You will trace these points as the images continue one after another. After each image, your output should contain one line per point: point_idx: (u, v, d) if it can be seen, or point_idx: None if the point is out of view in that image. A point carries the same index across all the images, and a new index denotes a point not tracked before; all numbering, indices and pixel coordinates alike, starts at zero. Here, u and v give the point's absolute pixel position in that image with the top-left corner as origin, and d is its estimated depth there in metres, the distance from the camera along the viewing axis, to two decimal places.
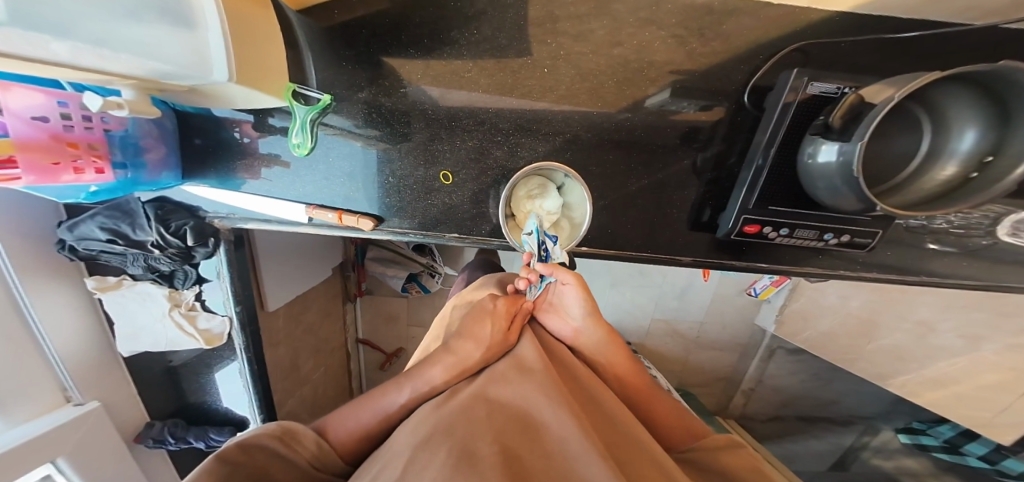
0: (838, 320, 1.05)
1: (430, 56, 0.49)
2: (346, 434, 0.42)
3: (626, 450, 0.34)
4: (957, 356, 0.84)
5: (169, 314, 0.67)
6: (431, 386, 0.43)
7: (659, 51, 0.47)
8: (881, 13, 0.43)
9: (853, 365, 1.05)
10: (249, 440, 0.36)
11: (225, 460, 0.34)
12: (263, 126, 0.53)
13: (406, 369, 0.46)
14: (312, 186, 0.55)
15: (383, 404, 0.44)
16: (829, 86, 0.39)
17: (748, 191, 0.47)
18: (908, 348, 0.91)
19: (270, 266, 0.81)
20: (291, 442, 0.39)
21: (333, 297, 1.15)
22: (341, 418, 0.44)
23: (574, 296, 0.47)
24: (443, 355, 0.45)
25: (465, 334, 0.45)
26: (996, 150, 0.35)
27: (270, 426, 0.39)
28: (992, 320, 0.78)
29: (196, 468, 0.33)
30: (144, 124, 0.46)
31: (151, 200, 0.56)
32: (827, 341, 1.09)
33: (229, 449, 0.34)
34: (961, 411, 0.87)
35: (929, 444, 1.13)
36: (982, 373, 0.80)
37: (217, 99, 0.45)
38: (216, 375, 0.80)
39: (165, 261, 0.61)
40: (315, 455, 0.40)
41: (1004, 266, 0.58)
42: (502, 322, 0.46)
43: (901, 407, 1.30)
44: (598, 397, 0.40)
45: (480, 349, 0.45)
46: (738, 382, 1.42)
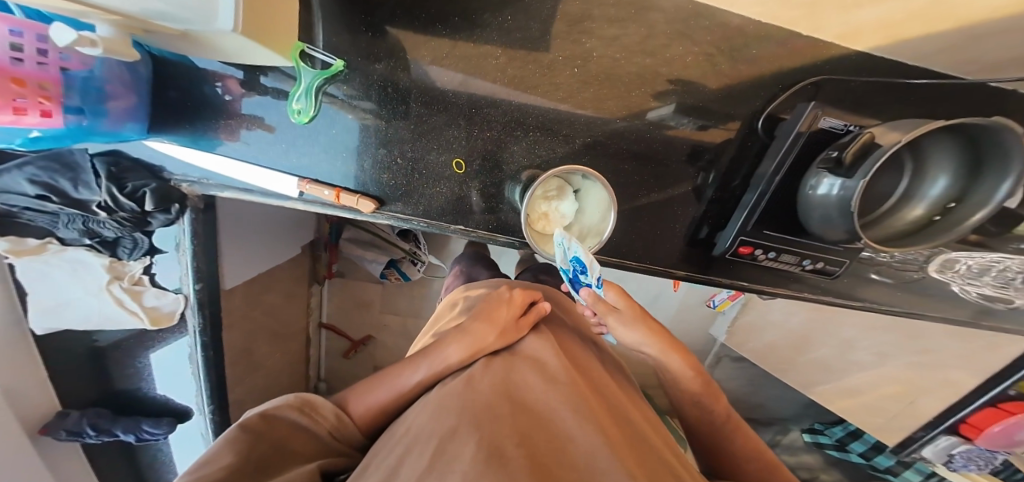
0: (780, 334, 1.13)
1: (459, 35, 0.46)
2: (364, 409, 0.46)
3: (650, 453, 0.35)
4: (867, 370, 1.01)
5: (107, 288, 0.58)
6: (445, 364, 0.45)
7: (688, 67, 0.48)
8: (888, 61, 0.46)
9: (788, 374, 1.18)
10: (270, 412, 0.40)
11: (248, 429, 0.37)
12: (253, 85, 0.47)
13: (422, 349, 0.49)
14: (309, 158, 0.50)
15: (399, 380, 0.46)
16: (837, 123, 0.43)
17: (748, 214, 0.51)
18: (831, 361, 1.06)
19: (234, 241, 0.72)
20: (310, 413, 0.42)
21: (299, 279, 1.06)
22: (357, 396, 0.47)
23: (634, 335, 0.49)
24: (458, 335, 0.47)
25: (482, 317, 0.49)
26: (960, 198, 0.41)
27: (290, 399, 0.43)
28: (898, 341, 0.94)
29: (223, 435, 0.37)
30: (112, 65, 0.38)
31: (101, 153, 0.47)
32: (768, 353, 1.18)
33: (252, 420, 0.39)
34: (861, 416, 1.08)
35: (823, 442, 1.37)
36: (885, 385, 0.99)
37: (210, 50, 0.39)
38: (152, 355, 0.69)
39: (111, 227, 0.51)
40: (335, 425, 0.43)
41: (932, 299, 0.68)
42: (515, 309, 0.51)
43: (810, 409, 1.52)
44: (617, 403, 0.42)
45: (495, 333, 0.47)
46: None
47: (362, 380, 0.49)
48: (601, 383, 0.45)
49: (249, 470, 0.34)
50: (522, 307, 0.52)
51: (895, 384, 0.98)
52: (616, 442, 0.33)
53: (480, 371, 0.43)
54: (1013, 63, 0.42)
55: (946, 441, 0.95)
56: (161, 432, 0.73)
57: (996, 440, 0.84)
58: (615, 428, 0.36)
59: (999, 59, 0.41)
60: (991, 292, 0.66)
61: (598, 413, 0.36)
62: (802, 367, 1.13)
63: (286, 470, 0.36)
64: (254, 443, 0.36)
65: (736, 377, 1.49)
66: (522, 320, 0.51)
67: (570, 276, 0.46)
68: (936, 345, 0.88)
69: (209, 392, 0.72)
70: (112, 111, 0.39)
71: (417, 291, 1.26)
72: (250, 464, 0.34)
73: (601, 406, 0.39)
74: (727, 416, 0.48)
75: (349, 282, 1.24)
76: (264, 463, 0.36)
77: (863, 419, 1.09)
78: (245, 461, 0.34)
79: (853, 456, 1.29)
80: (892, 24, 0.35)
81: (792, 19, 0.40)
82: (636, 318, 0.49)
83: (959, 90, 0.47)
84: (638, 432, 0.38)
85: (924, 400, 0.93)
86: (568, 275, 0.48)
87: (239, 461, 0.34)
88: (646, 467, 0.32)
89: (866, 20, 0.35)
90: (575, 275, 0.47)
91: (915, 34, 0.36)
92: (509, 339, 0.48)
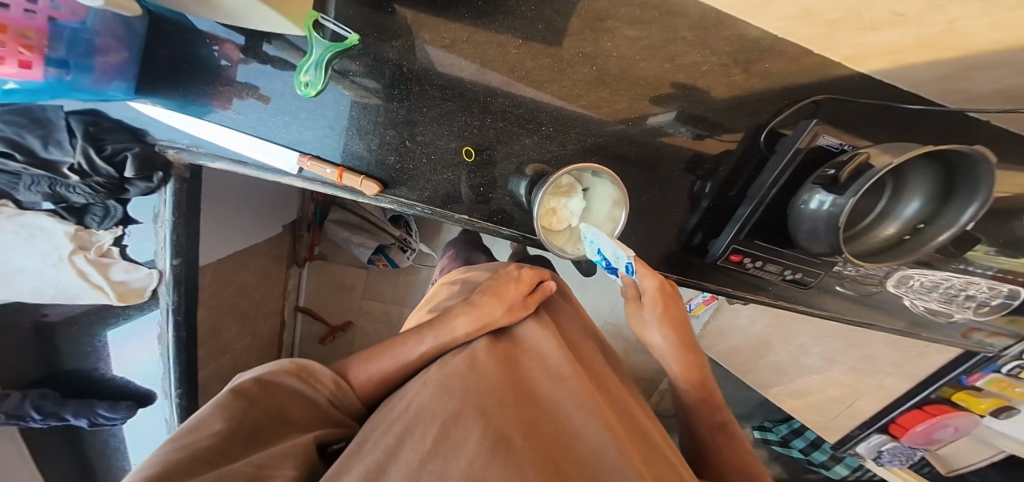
0: (745, 338, 1.21)
1: (480, 20, 0.46)
2: (365, 377, 0.45)
3: (652, 450, 0.37)
4: (817, 373, 1.10)
5: (69, 259, 0.52)
6: (450, 336, 0.46)
7: (703, 75, 0.50)
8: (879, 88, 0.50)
9: (749, 375, 1.27)
10: (267, 378, 0.38)
11: (242, 395, 0.35)
12: (255, 51, 0.44)
13: (427, 322, 0.49)
14: (310, 132, 0.47)
15: (403, 350, 0.46)
16: (834, 142, 0.46)
17: (740, 227, 0.54)
18: (787, 365, 1.15)
19: (210, 215, 0.67)
20: (309, 380, 0.41)
21: (277, 259, 1.01)
22: (358, 365, 0.46)
23: (663, 338, 0.52)
24: (467, 308, 0.48)
25: (491, 292, 0.50)
26: (929, 220, 0.45)
27: (286, 364, 0.40)
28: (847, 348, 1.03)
29: (215, 398, 0.34)
30: (101, 16, 0.34)
31: (79, 112, 0.42)
32: (734, 355, 1.26)
33: (246, 385, 0.36)
34: (810, 415, 1.18)
35: (770, 438, 1.47)
36: (830, 388, 1.09)
37: (212, 9, 0.36)
38: (109, 335, 0.62)
39: (83, 193, 0.47)
40: (334, 393, 0.42)
41: (888, 313, 0.73)
42: (524, 287, 0.52)
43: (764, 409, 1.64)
44: (620, 400, 0.43)
45: (501, 308, 0.48)
46: None
47: (363, 349, 0.48)
48: (603, 378, 0.46)
49: (242, 438, 0.32)
50: (530, 285, 0.54)
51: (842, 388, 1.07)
52: (621, 438, 0.34)
53: (485, 349, 0.43)
54: (984, 100, 0.47)
55: (877, 439, 1.06)
56: (118, 417, 0.67)
57: (917, 437, 0.97)
58: (616, 422, 0.37)
59: (981, 92, 0.45)
60: (936, 306, 0.72)
61: (603, 408, 0.37)
62: (762, 368, 1.21)
63: (279, 438, 0.34)
64: (247, 408, 0.34)
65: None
66: (529, 299, 0.52)
67: (603, 265, 0.49)
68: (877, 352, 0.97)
69: (177, 376, 0.67)
70: (99, 66, 0.36)
71: (403, 278, 1.24)
72: (243, 430, 0.32)
73: (604, 401, 0.40)
74: (719, 424, 0.49)
75: (329, 265, 1.21)
76: (257, 430, 0.33)
77: (811, 418, 1.18)
78: (236, 428, 0.32)
79: (795, 451, 1.41)
80: (900, 49, 0.37)
81: (808, 36, 0.43)
82: (650, 311, 0.51)
83: (933, 123, 0.52)
84: (641, 429, 0.40)
85: (862, 401, 1.04)
86: (602, 264, 0.50)
87: (231, 428, 0.31)
88: (648, 464, 0.34)
89: (876, 44, 0.38)
90: (610, 263, 0.48)
91: (918, 61, 0.39)
92: (514, 317, 0.49)
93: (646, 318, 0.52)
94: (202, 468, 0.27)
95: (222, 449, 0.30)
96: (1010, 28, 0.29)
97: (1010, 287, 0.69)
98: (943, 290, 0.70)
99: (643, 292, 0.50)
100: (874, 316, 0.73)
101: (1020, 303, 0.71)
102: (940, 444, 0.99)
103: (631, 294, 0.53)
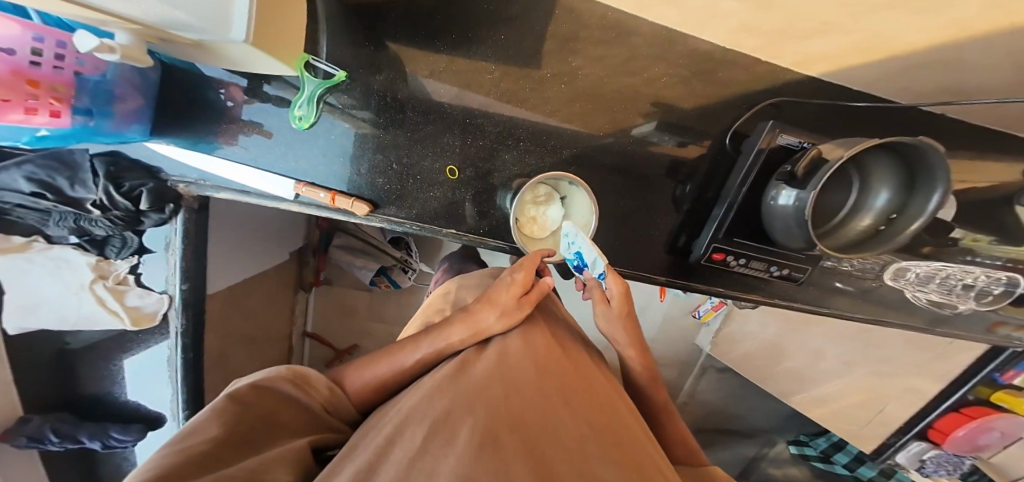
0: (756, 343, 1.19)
1: (455, 51, 0.50)
2: (360, 385, 0.47)
3: (639, 450, 0.37)
4: (837, 378, 1.06)
5: (90, 287, 0.56)
6: (446, 342, 0.48)
7: (664, 86, 0.54)
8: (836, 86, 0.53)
9: (766, 383, 1.23)
10: (262, 383, 0.40)
11: (237, 400, 0.36)
12: (256, 92, 0.49)
13: (424, 329, 0.51)
14: (305, 161, 0.52)
15: (400, 358, 0.48)
16: (793, 140, 0.48)
17: (717, 226, 0.56)
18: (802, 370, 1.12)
19: (219, 245, 0.71)
20: (302, 386, 0.42)
21: (285, 284, 1.06)
22: (355, 372, 0.48)
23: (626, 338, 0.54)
24: (462, 315, 0.49)
25: (484, 298, 0.50)
26: (901, 209, 0.46)
27: (283, 371, 0.42)
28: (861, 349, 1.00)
29: (211, 404, 0.36)
30: (123, 70, 0.40)
31: (102, 154, 0.48)
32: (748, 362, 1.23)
33: (242, 391, 0.38)
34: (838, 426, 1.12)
35: (809, 454, 1.36)
36: (853, 393, 1.04)
37: (215, 57, 0.41)
38: (126, 360, 0.65)
39: (103, 226, 0.51)
40: (328, 398, 0.44)
41: (892, 308, 0.71)
42: (518, 290, 0.49)
43: (794, 421, 1.56)
44: (611, 402, 0.44)
45: (495, 314, 0.48)
46: (674, 395, 1.55)
47: (360, 358, 0.50)
48: (593, 380, 0.46)
49: (235, 444, 0.33)
50: (525, 288, 0.50)
51: (865, 392, 1.02)
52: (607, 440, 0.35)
53: (475, 356, 0.45)
54: (930, 97, 0.49)
55: (917, 447, 0.99)
56: (129, 439, 0.69)
57: (961, 444, 0.90)
58: (604, 426, 0.38)
59: (929, 89, 0.47)
60: (937, 298, 0.71)
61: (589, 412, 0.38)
62: (779, 375, 1.17)
63: (271, 445, 0.35)
64: (243, 413, 0.36)
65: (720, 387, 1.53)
66: (523, 299, 0.51)
67: (575, 262, 0.52)
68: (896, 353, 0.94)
69: (184, 398, 0.67)
70: (119, 112, 0.41)
71: (408, 299, 1.27)
72: (237, 435, 0.33)
73: (593, 406, 0.41)
74: (662, 405, 0.57)
75: (336, 289, 1.26)
76: (250, 435, 0.34)
77: (839, 426, 1.12)
78: (232, 433, 0.33)
79: (838, 467, 1.29)
80: (836, 54, 0.40)
81: (754, 47, 0.46)
82: (620, 316, 0.52)
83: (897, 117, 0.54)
84: (630, 430, 0.40)
85: (890, 406, 0.99)
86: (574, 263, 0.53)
87: (226, 433, 0.32)
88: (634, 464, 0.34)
89: (814, 51, 0.41)
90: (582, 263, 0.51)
91: (857, 64, 0.42)
92: (506, 323, 0.49)
93: (613, 326, 0.54)
94: (196, 471, 0.28)
95: (219, 453, 0.31)
96: (921, 31, 0.31)
97: (1007, 275, 0.68)
98: (941, 280, 0.68)
99: (611, 294, 0.51)
100: (882, 312, 0.71)
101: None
102: (990, 451, 0.93)
103: (600, 297, 0.53)
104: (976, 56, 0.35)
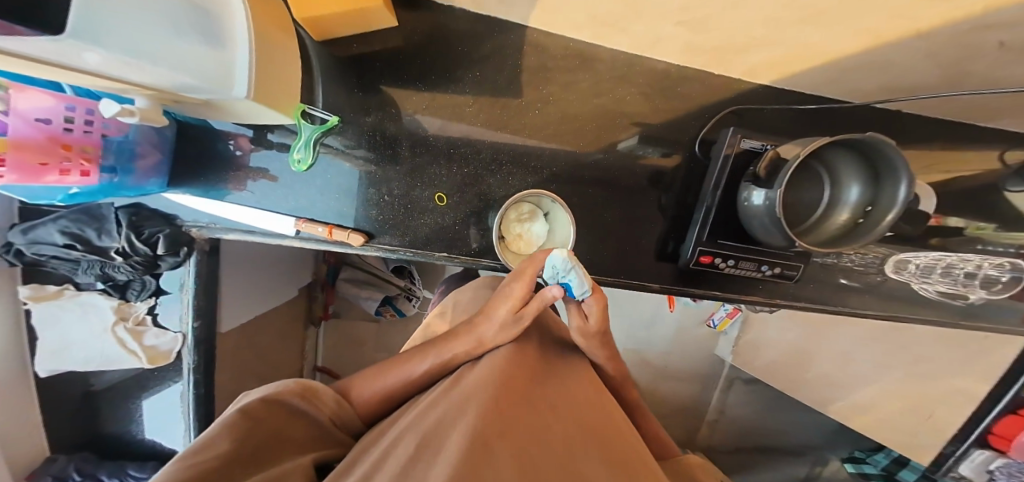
0: (782, 352, 1.15)
1: (436, 90, 0.56)
2: (368, 395, 0.48)
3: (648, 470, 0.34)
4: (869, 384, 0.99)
5: (112, 329, 0.60)
6: (453, 353, 0.48)
7: (631, 104, 0.58)
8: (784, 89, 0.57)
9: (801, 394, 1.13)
10: (271, 397, 0.40)
11: (249, 415, 0.37)
12: (260, 141, 0.54)
13: (432, 340, 0.52)
14: (305, 199, 0.56)
15: (408, 368, 0.49)
16: (755, 143, 0.51)
17: (701, 229, 0.57)
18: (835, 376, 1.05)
19: (231, 284, 0.75)
20: (311, 399, 0.43)
21: (295, 320, 1.09)
22: (361, 384, 0.49)
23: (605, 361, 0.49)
24: (467, 328, 0.49)
25: (485, 310, 0.49)
26: (873, 202, 0.47)
27: (290, 385, 0.43)
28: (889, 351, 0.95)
29: (221, 418, 0.37)
30: (143, 131, 0.45)
31: (125, 206, 0.54)
32: (777, 371, 1.17)
33: (253, 404, 0.38)
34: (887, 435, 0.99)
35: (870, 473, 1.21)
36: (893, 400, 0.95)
37: (223, 113, 0.46)
38: (145, 400, 0.67)
39: (125, 271, 0.56)
40: (335, 411, 0.45)
41: (908, 303, 0.69)
42: (515, 302, 0.46)
43: (843, 437, 1.43)
44: (614, 419, 0.40)
45: (493, 327, 0.47)
46: (702, 413, 1.48)
47: (371, 368, 0.52)
48: (595, 395, 0.43)
49: (244, 461, 0.33)
50: (523, 299, 0.46)
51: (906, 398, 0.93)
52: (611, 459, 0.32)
53: (472, 369, 0.44)
54: (879, 93, 0.52)
55: (981, 456, 0.85)
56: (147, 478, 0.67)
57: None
58: (608, 443, 0.34)
59: (869, 89, 0.50)
60: (945, 289, 0.68)
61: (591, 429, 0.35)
62: (812, 383, 1.09)
63: (279, 461, 0.35)
64: (251, 430, 0.36)
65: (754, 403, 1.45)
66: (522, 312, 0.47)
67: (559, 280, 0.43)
68: (930, 352, 0.88)
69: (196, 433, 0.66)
70: (139, 168, 0.46)
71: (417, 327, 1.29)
72: (246, 448, 0.34)
73: (595, 422, 0.37)
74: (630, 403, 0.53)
75: (348, 322, 1.28)
76: (259, 452, 0.35)
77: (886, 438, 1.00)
78: (239, 450, 0.34)
79: None
80: (777, 63, 0.43)
81: (705, 62, 0.50)
82: (597, 338, 0.47)
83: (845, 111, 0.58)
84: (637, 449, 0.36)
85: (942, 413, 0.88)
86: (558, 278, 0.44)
87: (234, 449, 0.33)
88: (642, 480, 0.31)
89: (757, 61, 0.44)
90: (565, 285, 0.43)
91: (800, 69, 0.45)
92: (504, 337, 0.47)
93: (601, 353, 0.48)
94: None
95: (225, 467, 0.31)
96: (838, 37, 0.34)
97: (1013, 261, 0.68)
98: (945, 271, 0.66)
99: (592, 316, 0.44)
100: (894, 307, 0.69)
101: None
102: None
103: (579, 325, 0.46)
104: (901, 58, 0.37)
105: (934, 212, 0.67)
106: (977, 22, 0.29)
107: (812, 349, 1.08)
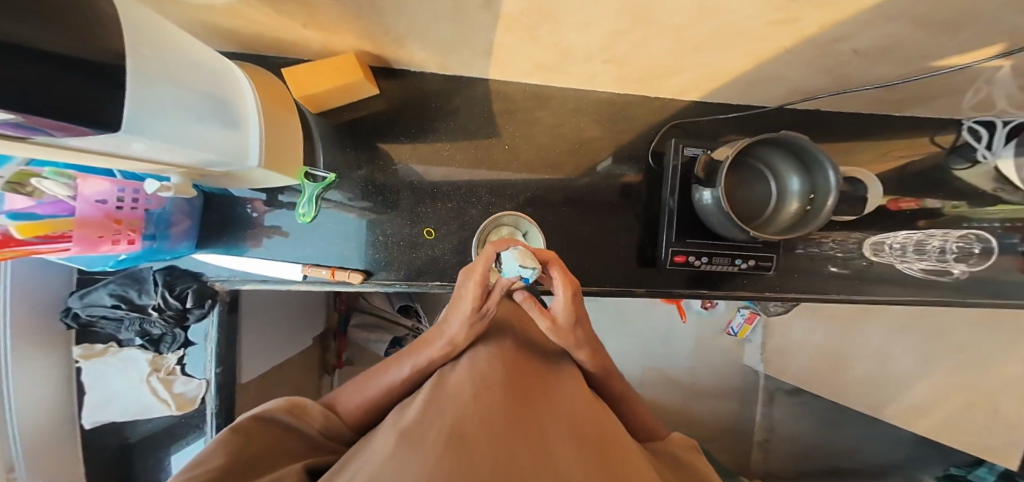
0: (811, 355, 1.12)
1: (417, 140, 0.65)
2: (353, 406, 0.48)
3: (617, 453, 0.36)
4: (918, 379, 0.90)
5: (146, 380, 0.65)
6: (429, 359, 0.48)
7: (588, 131, 0.66)
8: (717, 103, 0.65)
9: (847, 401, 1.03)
10: (262, 414, 0.43)
11: (240, 431, 0.40)
12: (273, 201, 0.63)
13: (410, 346, 0.52)
14: (311, 247, 0.64)
15: (386, 378, 0.49)
16: (696, 150, 0.59)
17: (670, 230, 0.61)
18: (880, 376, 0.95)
19: (252, 333, 0.81)
20: (300, 415, 0.45)
21: (310, 369, 1.13)
22: (347, 397, 0.50)
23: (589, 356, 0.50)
24: (437, 328, 0.49)
25: (450, 308, 0.48)
26: (814, 190, 0.52)
27: (280, 402, 0.46)
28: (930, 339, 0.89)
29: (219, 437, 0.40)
30: (178, 203, 0.55)
31: (161, 268, 0.62)
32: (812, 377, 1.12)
33: (244, 422, 0.42)
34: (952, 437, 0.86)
35: None
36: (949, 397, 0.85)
37: (241, 181, 0.55)
38: (172, 455, 0.71)
39: (159, 325, 0.62)
40: (324, 424, 0.46)
41: (905, 284, 0.70)
42: (474, 299, 0.44)
43: None
44: (591, 409, 0.43)
45: (461, 329, 0.47)
46: (749, 434, 1.42)
47: (353, 381, 0.52)
48: (572, 389, 0.46)
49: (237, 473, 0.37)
50: (482, 293, 0.44)
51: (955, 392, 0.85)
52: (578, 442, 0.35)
53: (450, 372, 0.45)
54: (792, 97, 0.60)
55: None
56: None
57: None
58: (578, 429, 0.37)
59: (782, 94, 0.58)
60: (929, 267, 0.69)
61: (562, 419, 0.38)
62: (854, 388, 1.00)
63: (271, 470, 0.39)
64: (244, 444, 0.40)
65: (799, 416, 1.32)
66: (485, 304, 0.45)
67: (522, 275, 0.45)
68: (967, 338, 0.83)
69: None
70: (173, 234, 0.56)
71: None
72: (237, 465, 0.37)
73: (569, 412, 0.40)
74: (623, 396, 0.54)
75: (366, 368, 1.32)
76: (253, 463, 0.39)
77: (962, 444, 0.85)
78: (234, 461, 0.37)
79: None
80: (693, 80, 0.51)
81: (639, 88, 0.58)
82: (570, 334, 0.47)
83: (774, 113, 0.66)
84: (610, 435, 0.39)
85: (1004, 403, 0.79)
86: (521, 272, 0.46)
87: (227, 463, 0.37)
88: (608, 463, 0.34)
89: (677, 82, 0.52)
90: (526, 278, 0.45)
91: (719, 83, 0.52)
92: (472, 334, 0.48)
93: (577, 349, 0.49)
94: None
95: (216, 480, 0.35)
96: (722, 55, 0.42)
97: (972, 233, 0.70)
98: (919, 247, 0.69)
99: (560, 311, 0.45)
100: (885, 290, 0.70)
101: (1000, 244, 0.70)
102: None
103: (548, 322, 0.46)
104: (784, 65, 0.45)
105: (911, 197, 0.70)
106: (813, 33, 0.36)
107: (843, 348, 1.03)
